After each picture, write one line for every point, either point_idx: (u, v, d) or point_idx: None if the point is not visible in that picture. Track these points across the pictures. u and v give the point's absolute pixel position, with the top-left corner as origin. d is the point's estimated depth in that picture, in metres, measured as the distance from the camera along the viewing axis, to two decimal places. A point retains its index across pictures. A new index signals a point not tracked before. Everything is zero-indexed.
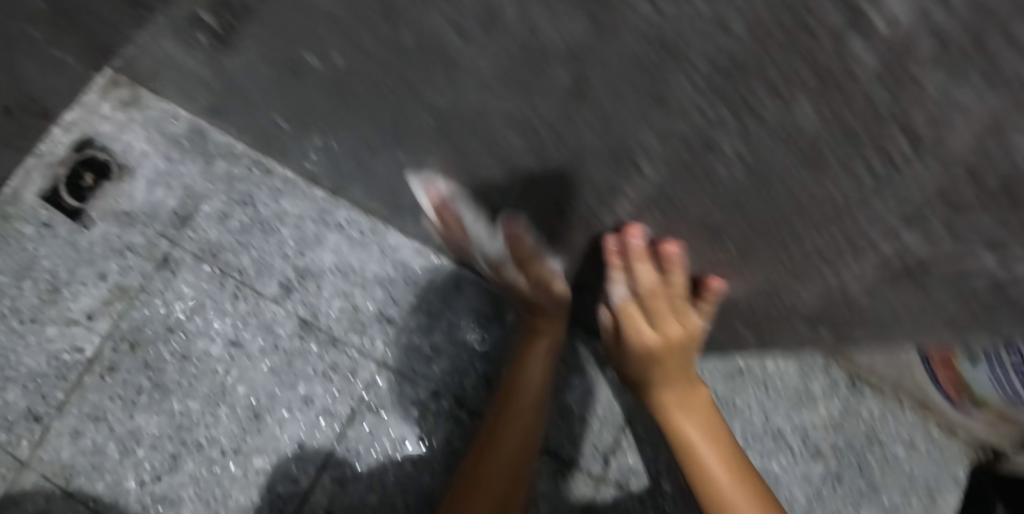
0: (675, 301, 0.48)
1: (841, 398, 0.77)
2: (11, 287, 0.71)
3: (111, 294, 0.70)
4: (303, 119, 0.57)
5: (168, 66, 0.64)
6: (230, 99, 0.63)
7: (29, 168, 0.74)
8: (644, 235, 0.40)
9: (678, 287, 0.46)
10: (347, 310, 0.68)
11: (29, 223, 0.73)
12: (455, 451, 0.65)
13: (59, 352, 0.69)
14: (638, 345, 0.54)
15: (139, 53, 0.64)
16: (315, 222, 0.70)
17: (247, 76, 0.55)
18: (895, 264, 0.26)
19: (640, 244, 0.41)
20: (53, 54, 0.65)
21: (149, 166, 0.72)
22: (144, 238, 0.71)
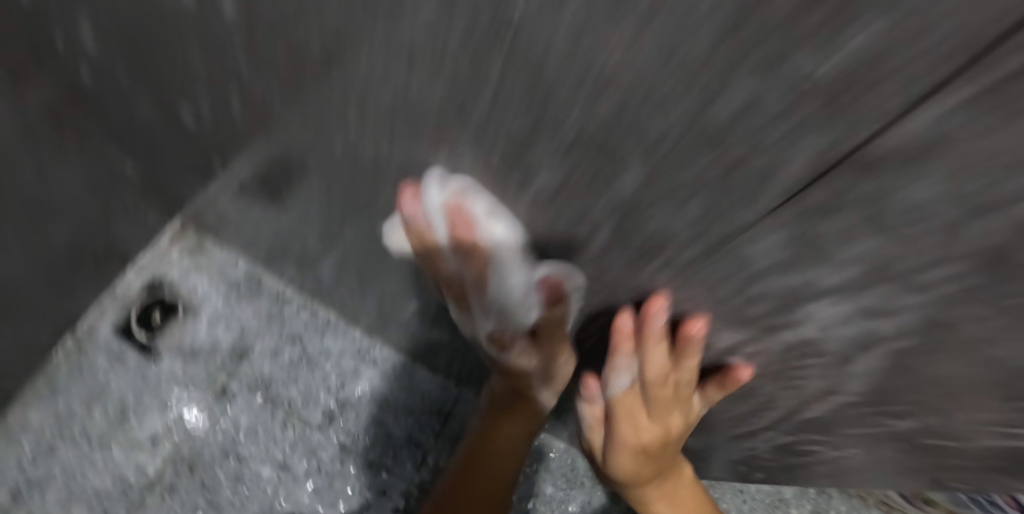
0: (682, 388, 0.51)
1: (810, 503, 0.87)
2: (81, 412, 0.81)
3: (173, 422, 0.80)
4: (353, 273, 0.71)
5: (237, 223, 0.78)
6: (288, 251, 0.76)
7: (105, 305, 0.86)
8: (666, 311, 0.43)
9: (690, 373, 0.48)
10: (379, 436, 0.80)
11: (102, 355, 0.84)
12: None
13: (123, 472, 0.79)
14: (638, 446, 0.57)
15: (215, 213, 0.78)
16: (354, 359, 0.82)
17: (313, 238, 0.69)
18: None
19: (661, 324, 0.44)
20: (139, 208, 0.80)
21: (210, 306, 0.85)
22: (203, 371, 0.82)
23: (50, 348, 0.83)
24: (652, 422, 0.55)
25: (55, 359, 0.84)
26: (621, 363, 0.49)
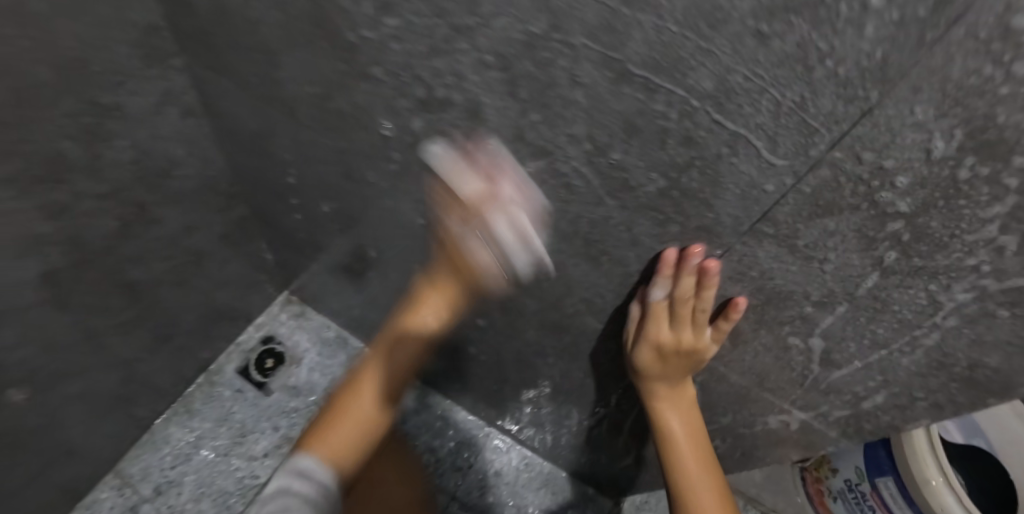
0: (702, 313, 0.50)
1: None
2: (210, 430, 1.10)
3: (281, 441, 1.11)
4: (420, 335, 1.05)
5: (334, 295, 1.13)
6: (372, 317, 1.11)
7: (230, 350, 1.17)
8: (699, 255, 0.45)
9: (709, 304, 0.49)
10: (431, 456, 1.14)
11: (227, 388, 1.14)
12: None
13: (242, 477, 1.07)
14: (653, 352, 0.57)
15: (319, 286, 1.14)
16: (413, 400, 1.18)
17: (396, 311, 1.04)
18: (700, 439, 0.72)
19: (694, 262, 0.45)
20: (265, 288, 1.18)
21: (309, 357, 1.19)
22: (304, 404, 1.15)
23: (190, 381, 1.12)
24: (675, 331, 0.53)
25: (191, 388, 1.12)
26: (659, 277, 0.49)
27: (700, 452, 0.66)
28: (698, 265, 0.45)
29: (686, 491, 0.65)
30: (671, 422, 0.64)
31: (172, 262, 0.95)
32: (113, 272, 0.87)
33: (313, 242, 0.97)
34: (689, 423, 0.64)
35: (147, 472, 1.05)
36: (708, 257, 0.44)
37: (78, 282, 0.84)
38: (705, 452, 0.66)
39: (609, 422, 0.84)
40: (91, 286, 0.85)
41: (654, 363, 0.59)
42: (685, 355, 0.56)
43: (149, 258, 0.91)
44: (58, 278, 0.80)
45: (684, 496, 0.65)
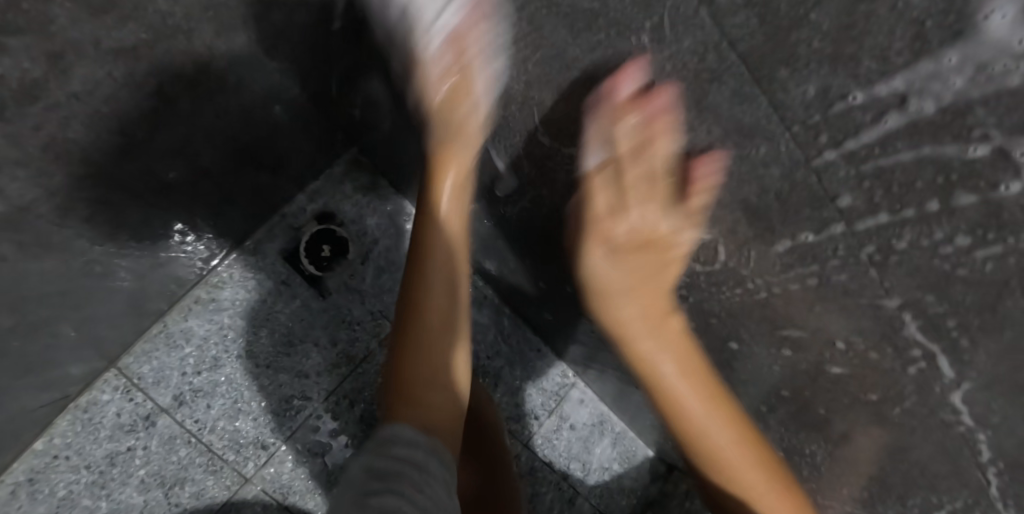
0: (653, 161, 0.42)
1: None
2: (245, 331, 0.81)
3: (338, 359, 0.83)
4: (566, 301, 0.74)
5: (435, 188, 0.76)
6: (490, 243, 0.78)
7: (271, 225, 0.82)
8: (639, 70, 0.35)
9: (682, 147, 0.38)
10: (513, 402, 0.92)
11: (270, 276, 0.82)
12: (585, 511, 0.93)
13: (289, 396, 0.82)
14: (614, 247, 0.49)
15: (417, 169, 0.75)
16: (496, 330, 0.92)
17: (541, 266, 0.71)
18: None
19: (629, 88, 0.37)
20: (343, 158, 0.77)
21: (378, 252, 0.85)
22: (369, 316, 0.84)
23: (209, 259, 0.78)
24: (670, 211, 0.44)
25: (216, 275, 0.80)
26: (594, 126, 0.42)
27: (712, 391, 0.52)
28: (640, 86, 0.36)
29: (693, 434, 0.52)
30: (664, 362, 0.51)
31: (212, 140, 0.57)
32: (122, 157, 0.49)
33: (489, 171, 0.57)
34: (682, 360, 0.51)
35: (163, 375, 0.78)
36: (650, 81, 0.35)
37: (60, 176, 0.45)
38: (715, 392, 0.52)
39: None
40: (84, 181, 0.48)
41: (614, 272, 0.50)
42: (653, 238, 0.46)
43: (171, 134, 0.51)
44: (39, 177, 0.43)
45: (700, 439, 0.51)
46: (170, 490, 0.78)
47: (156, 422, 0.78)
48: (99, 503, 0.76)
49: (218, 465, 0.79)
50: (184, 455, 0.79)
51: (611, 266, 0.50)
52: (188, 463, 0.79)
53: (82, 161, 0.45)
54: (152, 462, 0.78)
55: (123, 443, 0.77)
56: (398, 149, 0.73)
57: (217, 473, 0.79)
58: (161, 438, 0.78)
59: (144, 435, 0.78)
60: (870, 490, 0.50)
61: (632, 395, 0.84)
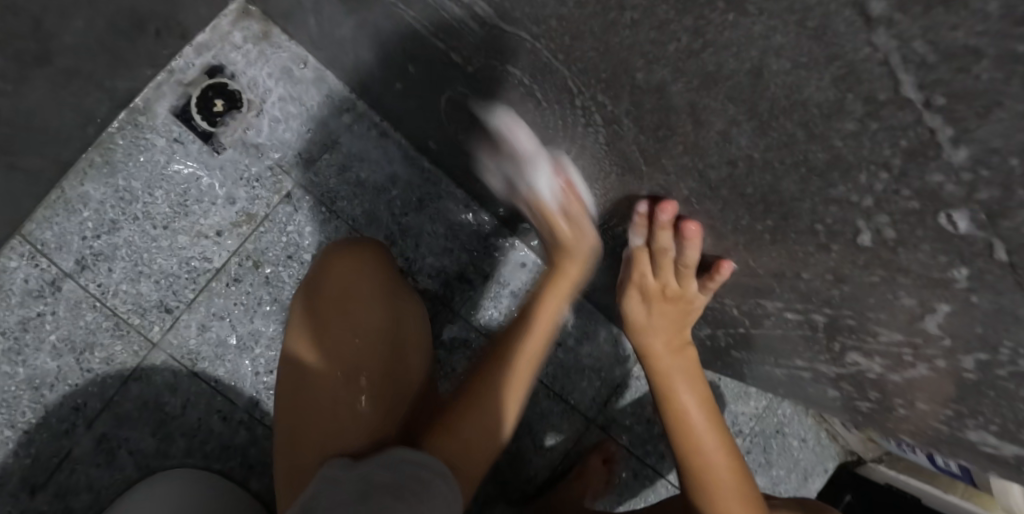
0: (687, 268, 0.47)
1: (767, 399, 0.98)
2: (141, 193, 0.76)
3: (237, 219, 0.76)
4: (439, 106, 0.61)
5: (298, 5, 0.67)
6: (366, 68, 0.67)
7: (161, 82, 0.77)
8: (673, 210, 0.38)
9: (691, 259, 0.44)
10: (436, 269, 0.79)
11: (161, 135, 0.76)
12: (526, 386, 0.81)
13: (189, 259, 0.76)
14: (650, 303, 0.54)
15: None
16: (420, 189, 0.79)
17: (396, 62, 0.59)
18: (997, 427, 0.35)
19: (667, 217, 0.40)
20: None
21: (273, 103, 0.78)
22: (268, 172, 0.77)
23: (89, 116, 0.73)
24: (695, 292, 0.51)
25: (108, 134, 0.76)
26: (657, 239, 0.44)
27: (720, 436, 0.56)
28: (671, 221, 0.40)
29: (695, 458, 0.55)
30: (662, 357, 0.57)
31: None
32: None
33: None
34: (704, 403, 0.57)
35: (64, 240, 0.76)
36: (682, 216, 0.38)
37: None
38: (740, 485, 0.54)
39: (823, 382, 0.50)
40: None
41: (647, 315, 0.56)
42: (674, 301, 0.53)
43: None
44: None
45: (680, 420, 0.56)
46: (81, 357, 0.76)
47: (63, 287, 0.76)
48: (17, 368, 0.75)
49: (125, 330, 0.76)
50: (91, 320, 0.76)
51: (641, 312, 0.55)
52: (96, 328, 0.76)
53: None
54: (62, 327, 0.76)
55: (33, 307, 0.76)
56: None
57: (125, 339, 0.76)
58: (69, 303, 0.76)
59: (52, 300, 0.76)
60: (715, 201, 0.33)
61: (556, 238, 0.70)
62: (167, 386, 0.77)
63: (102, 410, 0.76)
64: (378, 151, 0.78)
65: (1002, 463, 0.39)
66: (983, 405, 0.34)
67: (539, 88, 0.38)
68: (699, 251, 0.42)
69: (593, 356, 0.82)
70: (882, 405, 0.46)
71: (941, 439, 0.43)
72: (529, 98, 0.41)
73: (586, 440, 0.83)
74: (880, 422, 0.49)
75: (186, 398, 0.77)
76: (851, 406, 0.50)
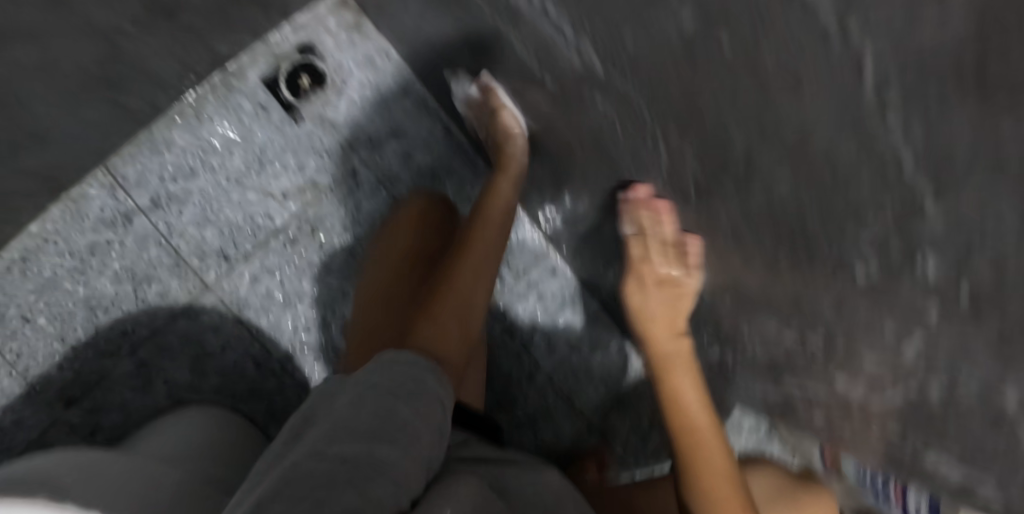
0: (665, 245, 0.62)
1: (756, 437, 1.06)
2: (222, 149, 0.84)
3: (304, 185, 0.84)
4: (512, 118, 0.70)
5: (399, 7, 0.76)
6: (448, 70, 0.77)
7: (257, 51, 0.85)
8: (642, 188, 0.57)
9: (669, 237, 0.61)
10: None
11: (248, 100, 0.84)
12: (540, 380, 0.89)
13: (254, 215, 0.84)
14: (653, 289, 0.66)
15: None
16: (473, 186, 0.88)
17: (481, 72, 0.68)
18: (954, 448, 0.43)
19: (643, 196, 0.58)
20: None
21: (354, 88, 0.86)
22: (338, 147, 0.85)
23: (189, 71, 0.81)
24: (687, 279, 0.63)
25: (200, 90, 0.84)
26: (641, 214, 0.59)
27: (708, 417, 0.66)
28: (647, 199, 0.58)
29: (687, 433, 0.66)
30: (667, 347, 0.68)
31: None
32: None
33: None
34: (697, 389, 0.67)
35: (144, 178, 0.83)
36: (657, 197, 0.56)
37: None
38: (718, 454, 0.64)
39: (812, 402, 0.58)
40: None
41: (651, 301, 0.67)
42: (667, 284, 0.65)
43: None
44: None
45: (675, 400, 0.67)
46: (138, 287, 0.83)
47: (133, 221, 0.83)
48: (78, 287, 0.83)
49: (184, 269, 0.83)
50: (154, 255, 0.83)
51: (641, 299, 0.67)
52: (157, 263, 0.83)
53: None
54: (126, 257, 0.83)
55: (103, 235, 0.83)
56: None
57: (182, 277, 0.83)
58: (137, 236, 0.83)
59: (122, 231, 0.83)
60: None
61: (590, 249, 0.79)
62: (212, 327, 0.83)
63: (148, 339, 0.83)
64: (441, 147, 0.87)
65: (952, 486, 0.47)
66: (949, 427, 0.42)
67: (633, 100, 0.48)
68: (672, 222, 0.59)
69: (603, 365, 0.90)
70: (861, 429, 0.54)
71: (907, 464, 0.51)
72: (617, 112, 0.50)
73: (586, 443, 0.89)
74: (858, 446, 0.57)
75: (226, 340, 0.83)
76: (835, 429, 0.58)
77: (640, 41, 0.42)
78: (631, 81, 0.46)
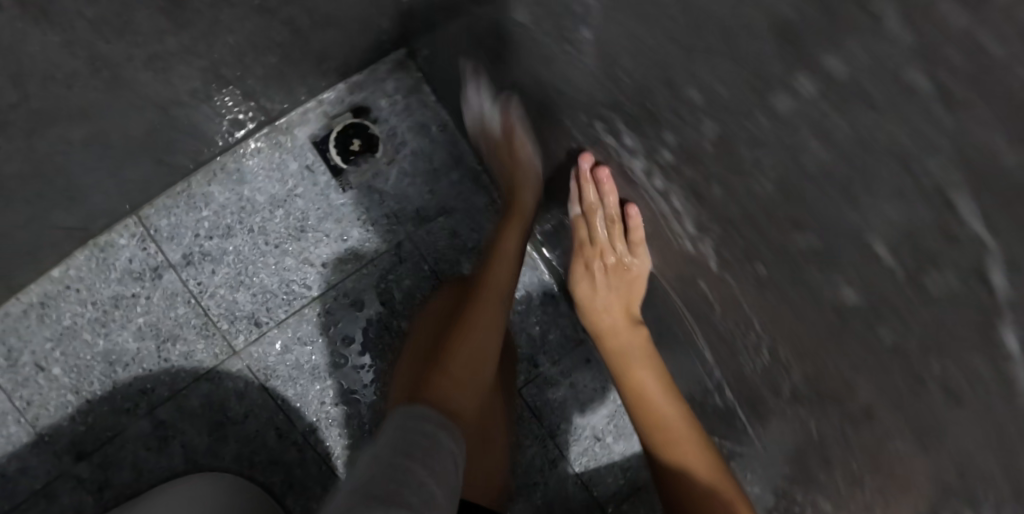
0: (614, 227, 0.63)
1: None
2: (262, 209, 0.80)
3: (345, 255, 0.81)
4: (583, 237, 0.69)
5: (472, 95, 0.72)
6: (515, 166, 0.74)
7: (308, 108, 0.80)
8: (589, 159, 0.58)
9: (613, 212, 0.61)
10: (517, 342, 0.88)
11: (294, 160, 0.80)
12: (562, 466, 0.90)
13: (290, 281, 0.80)
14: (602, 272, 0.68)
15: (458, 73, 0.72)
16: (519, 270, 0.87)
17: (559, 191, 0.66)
18: None
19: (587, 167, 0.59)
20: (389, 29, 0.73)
21: (406, 157, 0.83)
22: (385, 219, 0.82)
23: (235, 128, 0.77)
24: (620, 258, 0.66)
25: (245, 146, 0.79)
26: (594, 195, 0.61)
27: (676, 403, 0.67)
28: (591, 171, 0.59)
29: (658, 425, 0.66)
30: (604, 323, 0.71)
31: None
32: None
33: (525, 36, 0.51)
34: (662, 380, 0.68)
35: (177, 232, 0.79)
36: (596, 163, 0.58)
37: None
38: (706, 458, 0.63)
39: None
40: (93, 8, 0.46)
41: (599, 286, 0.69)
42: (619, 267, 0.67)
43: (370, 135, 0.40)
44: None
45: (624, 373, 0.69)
46: (162, 345, 0.79)
47: (163, 276, 0.79)
48: (98, 340, 0.79)
49: (212, 332, 0.80)
50: (181, 314, 0.79)
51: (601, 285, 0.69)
52: (183, 323, 0.79)
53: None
54: (152, 313, 0.79)
55: (130, 288, 0.79)
56: (442, 44, 0.70)
57: (209, 339, 0.80)
58: (165, 292, 0.79)
59: (149, 286, 0.79)
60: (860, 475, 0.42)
61: None
62: (236, 392, 0.81)
63: (167, 400, 0.80)
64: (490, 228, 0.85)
65: None
66: None
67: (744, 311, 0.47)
68: (614, 193, 0.59)
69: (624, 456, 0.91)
70: None
71: None
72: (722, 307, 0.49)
73: None
74: None
75: (250, 408, 0.81)
76: None
77: (772, 281, 0.41)
78: (749, 295, 0.45)
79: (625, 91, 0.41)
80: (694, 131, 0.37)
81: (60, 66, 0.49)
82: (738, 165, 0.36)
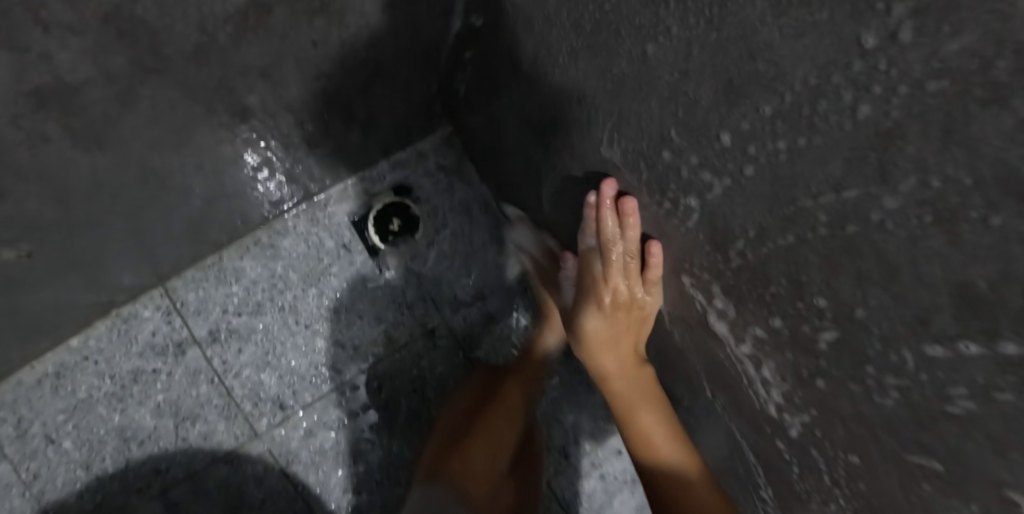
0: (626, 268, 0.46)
1: None
2: (295, 286, 0.77)
3: (377, 338, 0.78)
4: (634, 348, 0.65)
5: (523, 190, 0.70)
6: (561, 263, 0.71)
7: (348, 185, 0.77)
8: (614, 188, 0.43)
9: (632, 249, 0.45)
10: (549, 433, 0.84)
11: (331, 237, 0.77)
12: None
13: (319, 362, 0.77)
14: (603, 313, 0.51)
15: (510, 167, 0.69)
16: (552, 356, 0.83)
17: None
18: None
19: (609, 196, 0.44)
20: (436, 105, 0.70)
21: (446, 239, 0.80)
22: (421, 301, 0.79)
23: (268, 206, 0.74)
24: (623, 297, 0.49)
25: (283, 223, 0.76)
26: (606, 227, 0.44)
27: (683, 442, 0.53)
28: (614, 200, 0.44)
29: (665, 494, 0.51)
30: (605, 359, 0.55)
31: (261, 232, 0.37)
32: (217, 98, 0.43)
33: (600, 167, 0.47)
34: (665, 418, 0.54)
35: (205, 307, 0.76)
36: (622, 194, 0.43)
37: (139, 111, 0.39)
38: None
39: None
40: (152, 131, 0.42)
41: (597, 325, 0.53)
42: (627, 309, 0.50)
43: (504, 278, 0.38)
44: (126, 96, 0.37)
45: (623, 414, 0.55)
46: (181, 424, 0.76)
47: (187, 352, 0.76)
48: (114, 415, 0.75)
49: (234, 412, 0.76)
50: (204, 393, 0.76)
51: (594, 319, 0.52)
52: (205, 402, 0.76)
53: (177, 90, 0.39)
54: (172, 390, 0.76)
55: (150, 362, 0.76)
56: (496, 139, 0.67)
57: (230, 420, 0.76)
58: (188, 369, 0.76)
59: (172, 363, 0.76)
60: None
61: None
62: (255, 477, 0.77)
63: (182, 481, 0.76)
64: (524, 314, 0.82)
65: None
66: None
67: (827, 485, 0.43)
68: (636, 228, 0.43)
69: None
70: None
71: None
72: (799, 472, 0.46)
73: None
74: None
75: (268, 493, 0.77)
76: None
77: (873, 479, 0.38)
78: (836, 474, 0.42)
79: (726, 264, 0.38)
80: (809, 329, 0.34)
81: (107, 182, 0.45)
82: (862, 376, 0.32)
